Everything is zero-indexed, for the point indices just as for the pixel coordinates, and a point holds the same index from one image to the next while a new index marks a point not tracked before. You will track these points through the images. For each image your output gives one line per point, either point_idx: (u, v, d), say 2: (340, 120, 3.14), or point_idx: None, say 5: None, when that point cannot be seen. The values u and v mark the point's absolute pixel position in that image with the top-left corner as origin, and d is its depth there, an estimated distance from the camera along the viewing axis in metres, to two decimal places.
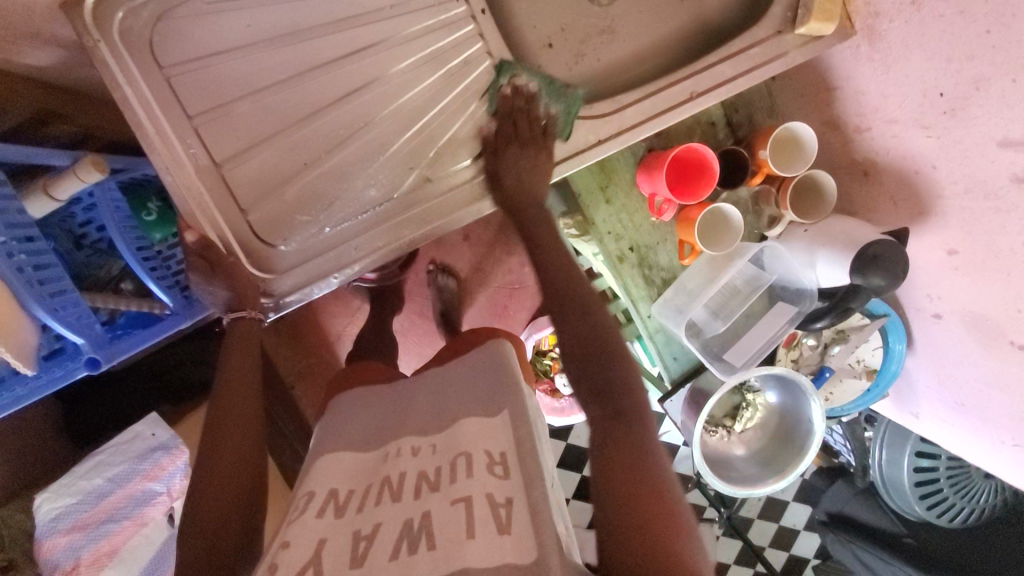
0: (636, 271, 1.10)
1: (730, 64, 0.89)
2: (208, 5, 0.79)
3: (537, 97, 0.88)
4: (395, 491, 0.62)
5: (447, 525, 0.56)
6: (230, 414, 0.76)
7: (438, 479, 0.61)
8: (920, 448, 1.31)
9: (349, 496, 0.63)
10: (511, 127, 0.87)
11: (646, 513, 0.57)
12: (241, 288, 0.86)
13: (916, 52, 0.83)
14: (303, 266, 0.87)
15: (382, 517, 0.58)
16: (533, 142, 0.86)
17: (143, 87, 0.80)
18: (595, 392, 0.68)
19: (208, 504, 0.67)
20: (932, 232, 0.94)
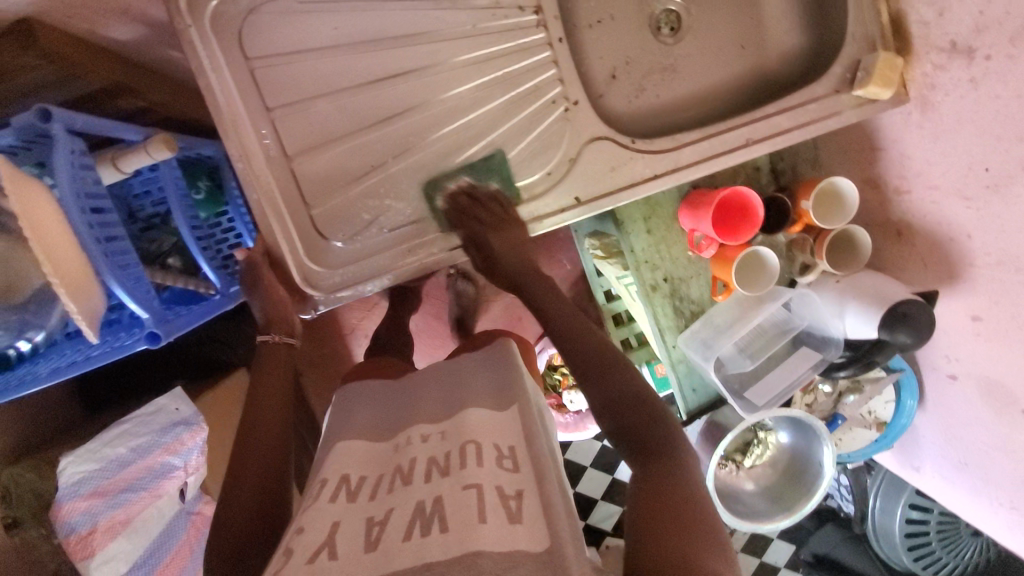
0: (666, 302, 1.13)
1: (787, 116, 0.93)
2: (299, 5, 0.82)
3: (473, 187, 0.89)
4: (405, 477, 0.64)
5: (458, 509, 0.57)
6: (266, 412, 0.79)
7: (447, 464, 0.63)
8: (914, 500, 1.36)
9: (361, 483, 0.65)
10: (476, 216, 0.87)
11: (685, 528, 0.59)
12: (275, 305, 0.89)
13: (968, 126, 0.85)
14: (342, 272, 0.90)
15: (393, 503, 0.61)
16: (508, 223, 0.87)
17: (226, 76, 0.82)
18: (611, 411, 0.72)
19: (238, 503, 0.69)
20: (959, 297, 0.98)
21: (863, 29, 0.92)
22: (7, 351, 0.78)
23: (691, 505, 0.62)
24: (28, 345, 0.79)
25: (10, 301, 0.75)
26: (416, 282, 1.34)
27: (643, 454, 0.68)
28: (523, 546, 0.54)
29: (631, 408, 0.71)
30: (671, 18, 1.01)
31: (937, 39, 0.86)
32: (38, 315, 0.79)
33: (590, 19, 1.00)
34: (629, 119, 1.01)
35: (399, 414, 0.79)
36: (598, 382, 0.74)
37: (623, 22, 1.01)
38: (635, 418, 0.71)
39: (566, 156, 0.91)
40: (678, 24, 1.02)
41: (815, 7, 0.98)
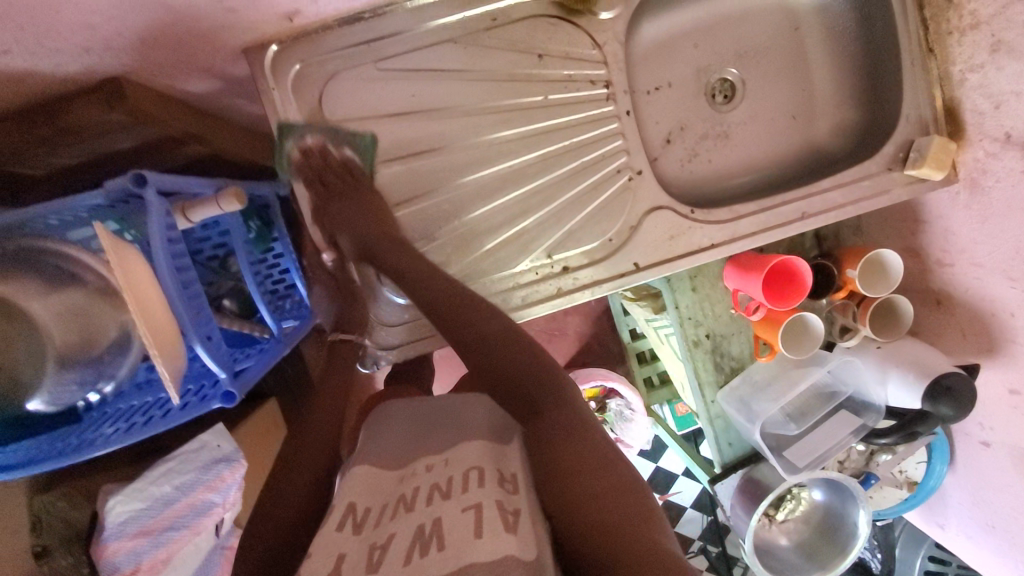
0: (708, 358, 1.16)
1: (841, 191, 0.96)
2: (379, 72, 0.84)
3: (326, 149, 0.84)
4: (408, 503, 0.57)
5: (457, 527, 0.51)
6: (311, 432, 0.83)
7: (450, 488, 0.57)
8: (932, 552, 1.41)
9: (367, 513, 0.58)
10: (319, 185, 0.85)
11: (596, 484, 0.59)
12: (349, 312, 0.95)
13: (1018, 213, 0.88)
14: (402, 328, 0.96)
15: (395, 527, 0.54)
16: (350, 197, 0.84)
17: (305, 136, 0.84)
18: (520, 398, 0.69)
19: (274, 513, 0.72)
20: (998, 370, 1.01)
21: (916, 112, 0.95)
22: (77, 402, 0.80)
23: (633, 488, 0.60)
24: (96, 396, 0.80)
25: (90, 353, 0.77)
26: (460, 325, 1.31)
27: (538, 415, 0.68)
28: (513, 553, 0.48)
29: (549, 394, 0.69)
30: (726, 87, 1.05)
31: (990, 129, 0.89)
32: (111, 365, 0.80)
33: (649, 86, 1.03)
34: (682, 183, 1.04)
35: (416, 440, 0.71)
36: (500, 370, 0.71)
37: (680, 90, 1.04)
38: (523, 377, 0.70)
39: (629, 223, 0.93)
40: (733, 92, 1.05)
41: (867, 87, 1.02)
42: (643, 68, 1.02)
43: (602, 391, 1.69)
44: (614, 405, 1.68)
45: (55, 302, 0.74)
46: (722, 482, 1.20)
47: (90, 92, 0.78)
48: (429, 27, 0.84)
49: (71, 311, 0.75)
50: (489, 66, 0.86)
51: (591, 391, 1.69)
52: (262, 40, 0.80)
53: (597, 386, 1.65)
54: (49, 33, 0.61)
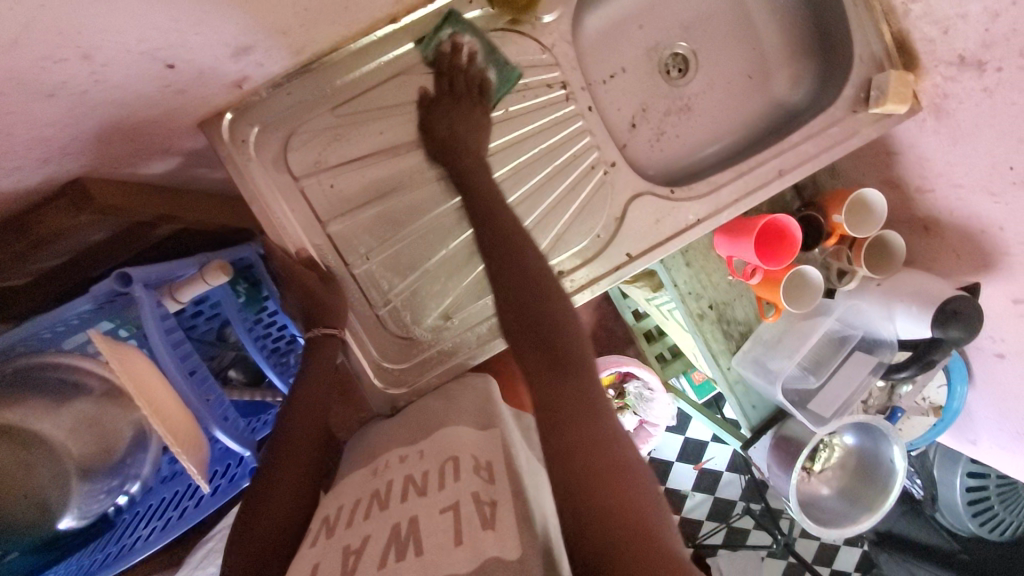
0: (715, 327, 1.16)
1: (813, 141, 0.96)
2: (336, 118, 0.84)
3: (474, 56, 0.85)
4: (383, 502, 0.63)
5: (435, 532, 0.55)
6: (297, 423, 0.79)
7: (426, 486, 0.63)
8: (970, 469, 1.49)
9: (339, 517, 0.65)
10: (448, 83, 0.84)
11: (582, 434, 0.62)
12: (316, 303, 0.83)
13: (986, 130, 0.89)
14: (419, 367, 0.91)
15: (370, 529, 0.59)
16: (464, 104, 0.84)
17: (277, 197, 0.84)
18: (555, 367, 0.70)
19: (266, 506, 0.72)
20: (998, 283, 1.02)
21: (869, 51, 0.96)
22: (108, 508, 0.79)
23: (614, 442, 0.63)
24: (126, 498, 0.80)
25: (111, 459, 0.76)
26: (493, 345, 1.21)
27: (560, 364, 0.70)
28: (494, 554, 0.52)
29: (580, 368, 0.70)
30: (679, 61, 1.05)
31: (943, 54, 0.90)
32: (134, 465, 0.79)
33: (603, 75, 1.03)
34: (653, 165, 1.05)
35: (414, 432, 0.77)
36: (541, 336, 0.72)
37: (636, 72, 1.04)
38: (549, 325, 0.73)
39: (613, 216, 0.93)
40: (687, 65, 1.05)
41: (816, 34, 1.02)
42: (594, 59, 1.02)
43: (619, 376, 1.68)
44: (634, 388, 1.67)
45: (66, 416, 0.74)
46: (754, 446, 1.21)
47: (56, 199, 0.78)
48: (378, 64, 0.84)
49: (84, 422, 0.74)
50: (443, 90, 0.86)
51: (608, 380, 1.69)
52: (216, 110, 0.80)
53: (614, 373, 1.64)
54: (2, 157, 0.60)
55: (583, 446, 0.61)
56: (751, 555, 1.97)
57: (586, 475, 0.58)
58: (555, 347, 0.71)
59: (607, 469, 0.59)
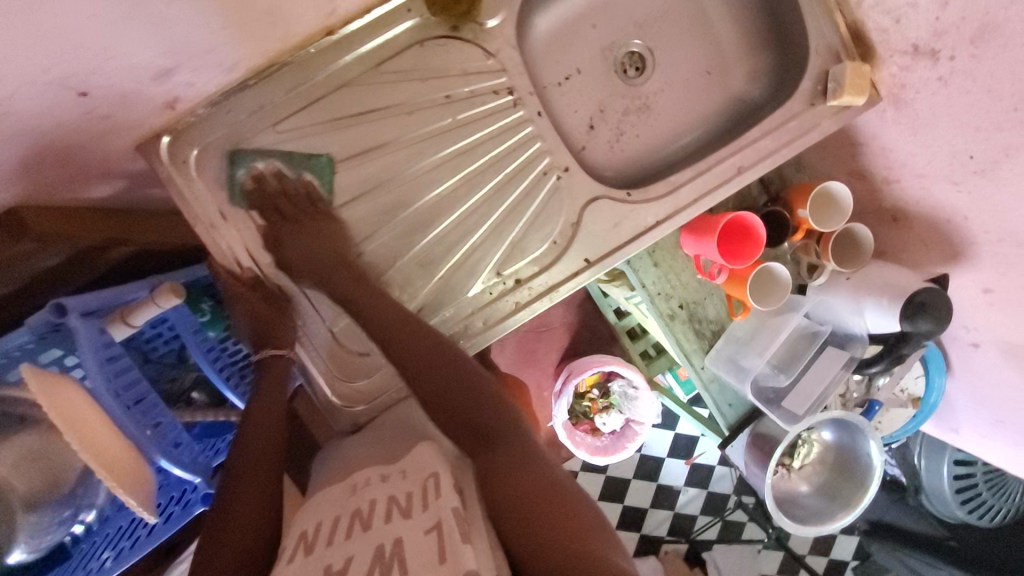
0: (687, 327, 1.14)
1: (771, 137, 0.94)
2: (278, 135, 0.82)
3: (283, 173, 0.83)
4: (365, 521, 0.60)
5: (420, 551, 0.54)
6: (251, 453, 0.76)
7: (408, 506, 0.60)
8: (957, 456, 1.46)
9: (318, 532, 0.62)
10: (274, 212, 0.83)
11: (517, 469, 0.67)
12: (263, 319, 0.83)
13: (946, 118, 0.87)
14: (380, 381, 0.90)
15: (352, 549, 0.56)
16: (304, 224, 0.82)
17: (222, 218, 0.82)
18: (483, 437, 0.73)
19: (227, 536, 0.67)
20: (967, 272, 1.01)
21: (825, 42, 0.94)
22: (64, 538, 0.78)
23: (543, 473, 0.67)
24: (82, 526, 0.78)
25: (59, 492, 0.75)
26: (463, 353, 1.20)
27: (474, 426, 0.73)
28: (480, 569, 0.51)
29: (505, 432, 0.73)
30: (635, 59, 1.03)
31: (899, 42, 0.88)
32: (86, 496, 0.78)
33: (559, 77, 1.01)
34: (613, 166, 1.03)
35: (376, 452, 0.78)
36: (463, 410, 0.75)
37: (591, 73, 1.03)
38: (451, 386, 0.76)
39: (569, 221, 0.91)
40: (644, 63, 1.03)
41: (772, 26, 1.00)
42: (549, 61, 1.00)
43: (603, 374, 1.67)
44: (618, 387, 1.68)
45: (10, 450, 0.72)
46: (732, 445, 1.19)
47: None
48: (318, 80, 0.82)
49: (31, 455, 0.74)
50: (389, 101, 0.84)
51: (592, 379, 1.66)
52: (153, 132, 0.78)
53: (597, 372, 1.62)
54: None
55: (517, 482, 0.65)
56: (747, 547, 2.00)
57: (529, 521, 0.60)
58: (478, 418, 0.74)
59: (543, 494, 0.64)
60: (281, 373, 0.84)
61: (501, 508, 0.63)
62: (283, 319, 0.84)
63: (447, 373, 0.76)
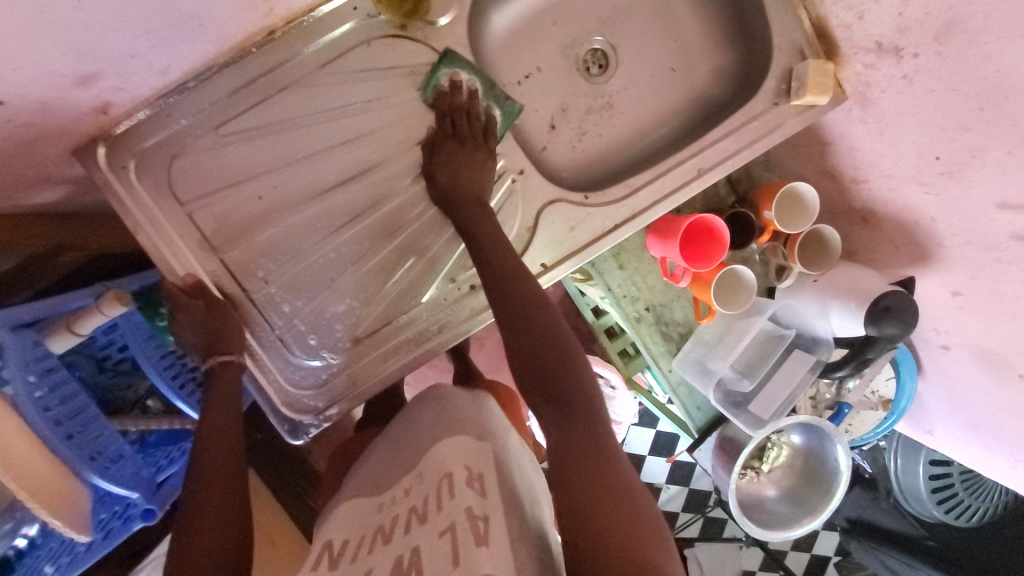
0: (654, 330, 1.13)
1: (733, 137, 0.92)
2: (220, 138, 0.80)
3: (475, 92, 0.86)
4: (386, 535, 0.58)
5: (436, 557, 0.51)
6: (213, 452, 0.72)
7: (426, 510, 0.58)
8: (934, 456, 1.45)
9: (343, 547, 0.59)
10: (449, 125, 0.84)
11: (588, 460, 0.62)
12: (214, 331, 0.79)
13: (910, 119, 0.84)
14: (333, 391, 0.87)
15: (372, 562, 0.54)
16: (470, 145, 0.84)
17: (162, 225, 0.80)
18: (557, 410, 0.67)
19: (199, 528, 0.65)
20: (936, 275, 0.98)
21: (788, 39, 0.91)
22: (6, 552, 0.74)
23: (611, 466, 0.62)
24: (25, 539, 0.76)
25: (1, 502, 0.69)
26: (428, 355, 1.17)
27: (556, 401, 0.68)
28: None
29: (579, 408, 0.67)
30: (598, 56, 1.00)
31: (862, 40, 0.86)
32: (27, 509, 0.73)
33: (518, 76, 0.98)
34: (575, 166, 1.00)
35: (393, 458, 0.74)
36: (539, 375, 0.69)
37: (552, 71, 1.00)
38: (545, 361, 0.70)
39: (525, 224, 0.89)
40: (607, 60, 1.01)
41: (736, 22, 0.98)
42: (508, 60, 0.98)
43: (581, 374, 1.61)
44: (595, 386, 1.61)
45: None
46: (700, 449, 1.18)
47: None
48: (259, 81, 0.79)
49: None
50: (336, 103, 0.82)
51: None
52: (88, 137, 0.76)
53: None
54: None
55: (583, 478, 0.60)
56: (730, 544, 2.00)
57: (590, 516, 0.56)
58: (549, 377, 0.69)
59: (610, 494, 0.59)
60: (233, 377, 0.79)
61: (565, 508, 0.58)
62: (222, 332, 0.80)
63: (526, 338, 0.71)
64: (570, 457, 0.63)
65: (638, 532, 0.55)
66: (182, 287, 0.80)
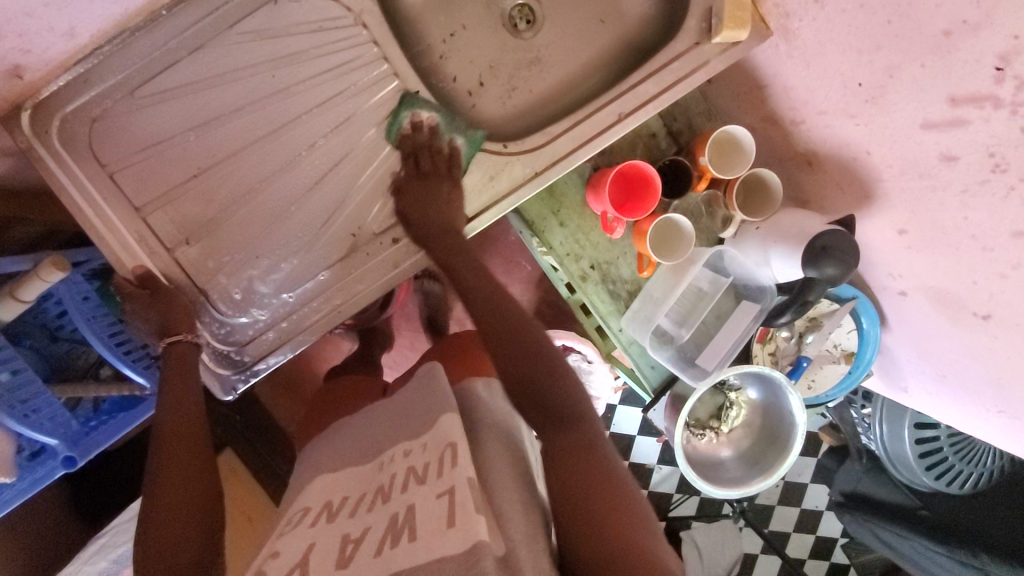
0: (600, 288, 1.09)
1: (654, 79, 0.91)
2: (139, 100, 0.83)
3: (434, 127, 0.90)
4: (386, 493, 0.57)
5: (430, 517, 0.51)
6: (171, 432, 0.72)
7: (425, 473, 0.56)
8: (919, 419, 1.28)
9: (341, 504, 0.59)
10: (413, 164, 0.88)
11: (594, 478, 0.60)
12: (168, 312, 0.81)
13: (830, 46, 0.83)
14: (266, 346, 0.89)
15: (370, 520, 0.54)
16: (435, 180, 0.87)
17: (86, 186, 0.82)
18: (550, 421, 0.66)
19: (166, 513, 0.64)
20: (881, 214, 0.93)
21: None
22: None
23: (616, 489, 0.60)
24: None
25: None
26: (375, 320, 1.15)
27: (559, 427, 0.66)
28: (486, 542, 0.46)
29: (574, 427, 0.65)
30: (524, 11, 1.00)
31: None
32: None
33: (443, 34, 0.99)
34: (505, 122, 1.00)
35: (381, 429, 0.71)
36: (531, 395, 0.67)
37: (477, 27, 1.00)
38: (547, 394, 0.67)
39: (445, 174, 0.91)
40: (533, 15, 1.01)
41: None
42: (431, 20, 0.98)
43: (557, 348, 1.36)
44: (572, 361, 1.35)
45: None
46: (654, 409, 1.15)
47: None
48: (172, 45, 0.82)
49: None
50: (252, 62, 0.85)
51: None
52: (11, 104, 0.79)
53: None
54: None
55: (595, 496, 0.59)
56: (726, 526, 1.71)
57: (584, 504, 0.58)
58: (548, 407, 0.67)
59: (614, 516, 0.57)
60: (187, 358, 0.80)
61: (568, 523, 0.58)
62: (153, 304, 0.81)
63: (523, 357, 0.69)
64: (569, 479, 0.61)
65: (620, 525, 0.56)
66: (131, 278, 0.84)
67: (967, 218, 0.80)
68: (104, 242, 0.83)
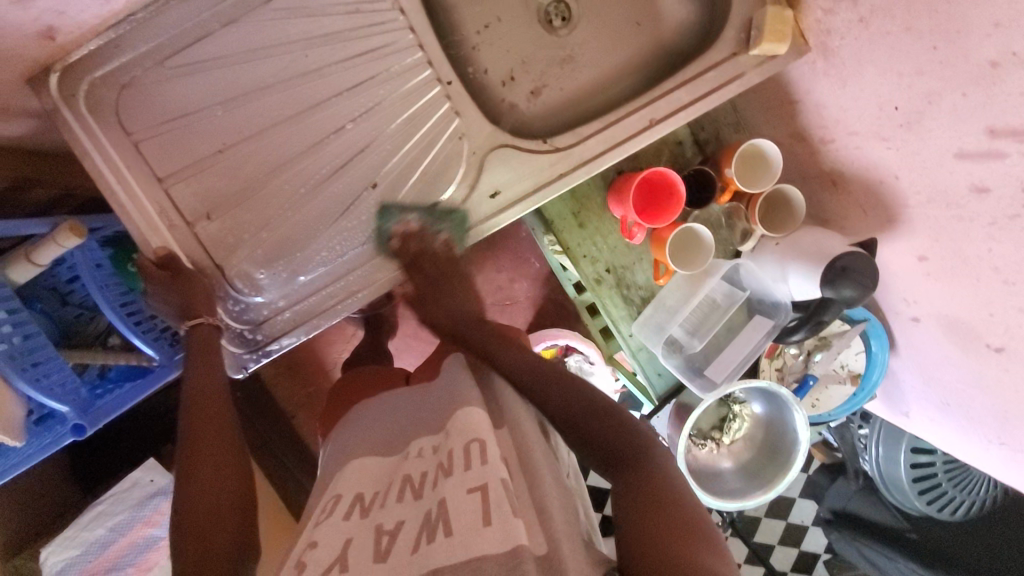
0: (614, 293, 1.09)
1: (688, 87, 0.90)
2: (169, 69, 0.81)
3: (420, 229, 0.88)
4: (419, 489, 0.57)
5: (464, 510, 0.51)
6: (197, 403, 0.73)
7: (452, 465, 0.57)
8: (916, 443, 1.28)
9: (375, 498, 0.59)
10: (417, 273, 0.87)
11: (667, 518, 0.56)
12: (184, 290, 0.80)
13: (870, 67, 0.83)
14: (284, 325, 0.89)
15: (404, 514, 0.54)
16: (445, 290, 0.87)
17: (111, 153, 0.81)
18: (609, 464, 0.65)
19: (198, 480, 0.65)
20: (902, 239, 0.93)
21: None
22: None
23: (686, 527, 0.55)
24: None
25: None
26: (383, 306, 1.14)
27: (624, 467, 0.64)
28: (526, 543, 0.47)
29: (627, 440, 0.66)
30: (561, 8, 0.99)
31: None
32: None
33: (478, 25, 0.98)
34: (531, 119, 0.99)
35: (404, 424, 0.71)
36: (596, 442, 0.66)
37: (512, 20, 0.99)
38: (609, 439, 0.66)
39: (471, 168, 0.91)
40: (570, 13, 0.99)
41: None
42: (467, 10, 0.97)
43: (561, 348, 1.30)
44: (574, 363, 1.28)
45: None
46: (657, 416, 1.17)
47: None
48: (204, 15, 0.80)
49: None
50: (287, 41, 0.84)
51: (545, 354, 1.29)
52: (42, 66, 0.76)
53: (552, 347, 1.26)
54: None
55: (661, 528, 0.55)
56: None
57: (649, 519, 0.56)
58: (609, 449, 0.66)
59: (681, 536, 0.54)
60: (209, 338, 0.81)
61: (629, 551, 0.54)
62: (172, 285, 0.80)
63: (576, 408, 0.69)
64: (636, 511, 0.58)
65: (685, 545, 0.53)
66: (151, 255, 0.82)
67: (992, 250, 0.80)
68: (124, 212, 0.81)
